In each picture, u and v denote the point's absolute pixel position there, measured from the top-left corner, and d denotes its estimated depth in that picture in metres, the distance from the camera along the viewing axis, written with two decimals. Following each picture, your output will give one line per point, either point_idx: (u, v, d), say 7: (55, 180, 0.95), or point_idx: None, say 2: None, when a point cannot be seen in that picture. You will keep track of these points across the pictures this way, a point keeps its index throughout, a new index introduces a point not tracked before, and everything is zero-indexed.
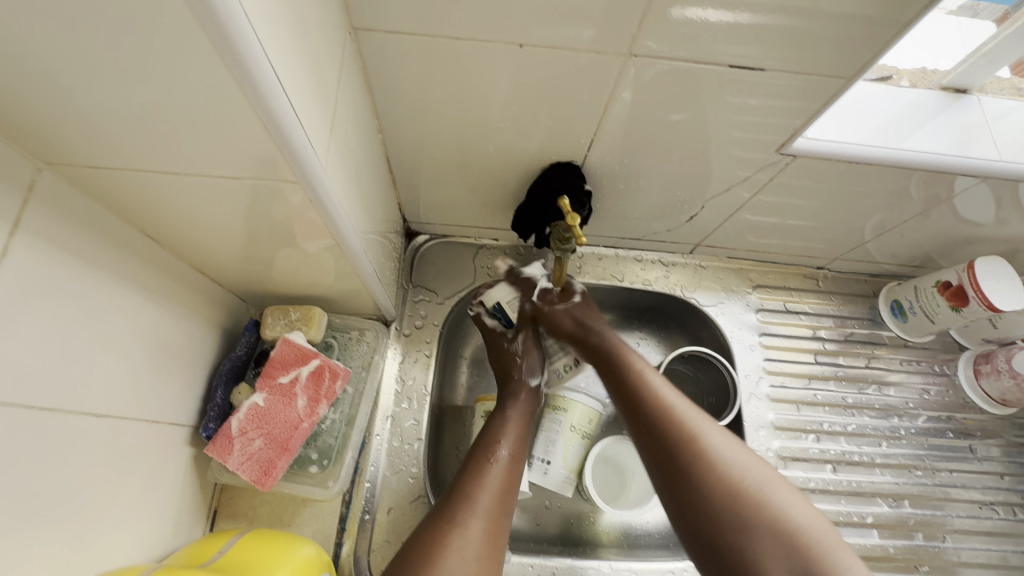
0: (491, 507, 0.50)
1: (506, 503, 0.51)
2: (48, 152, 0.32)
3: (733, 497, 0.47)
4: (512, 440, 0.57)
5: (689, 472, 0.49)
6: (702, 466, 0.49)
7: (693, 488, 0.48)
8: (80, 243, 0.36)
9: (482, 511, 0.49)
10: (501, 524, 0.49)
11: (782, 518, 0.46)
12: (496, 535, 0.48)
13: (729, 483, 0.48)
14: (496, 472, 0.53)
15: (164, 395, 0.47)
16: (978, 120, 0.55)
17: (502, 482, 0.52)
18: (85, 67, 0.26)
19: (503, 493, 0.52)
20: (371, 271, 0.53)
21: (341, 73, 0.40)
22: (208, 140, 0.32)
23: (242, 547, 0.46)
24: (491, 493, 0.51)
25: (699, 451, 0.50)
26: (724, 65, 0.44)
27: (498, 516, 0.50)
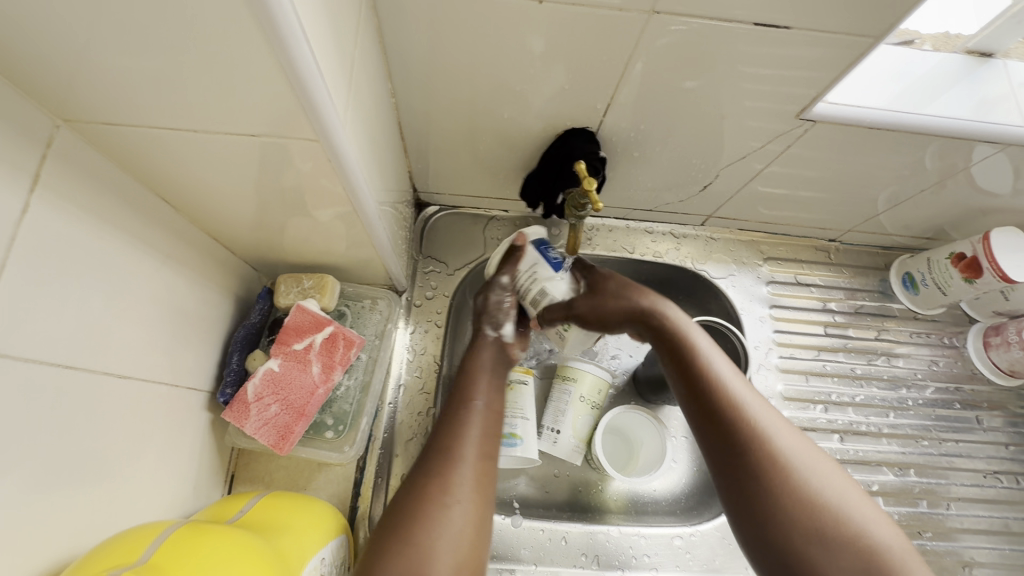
0: (475, 455, 0.46)
1: (488, 448, 0.48)
2: (63, 108, 0.31)
3: (766, 451, 0.44)
4: (488, 393, 0.52)
5: (725, 423, 0.46)
6: (740, 420, 0.46)
7: (727, 439, 0.46)
8: (97, 204, 0.36)
9: (464, 468, 0.45)
10: (487, 473, 0.46)
11: (815, 478, 0.43)
12: (484, 479, 0.45)
13: (765, 440, 0.45)
14: (475, 423, 0.49)
15: (180, 361, 0.47)
16: (1004, 85, 0.54)
17: (483, 431, 0.48)
18: (97, 12, 0.25)
19: (485, 442, 0.48)
20: (384, 239, 0.52)
21: (358, 31, 0.39)
22: (223, 93, 0.31)
23: (263, 508, 0.46)
24: (471, 443, 0.47)
25: (738, 407, 0.46)
26: (748, 25, 0.43)
27: (482, 464, 0.46)
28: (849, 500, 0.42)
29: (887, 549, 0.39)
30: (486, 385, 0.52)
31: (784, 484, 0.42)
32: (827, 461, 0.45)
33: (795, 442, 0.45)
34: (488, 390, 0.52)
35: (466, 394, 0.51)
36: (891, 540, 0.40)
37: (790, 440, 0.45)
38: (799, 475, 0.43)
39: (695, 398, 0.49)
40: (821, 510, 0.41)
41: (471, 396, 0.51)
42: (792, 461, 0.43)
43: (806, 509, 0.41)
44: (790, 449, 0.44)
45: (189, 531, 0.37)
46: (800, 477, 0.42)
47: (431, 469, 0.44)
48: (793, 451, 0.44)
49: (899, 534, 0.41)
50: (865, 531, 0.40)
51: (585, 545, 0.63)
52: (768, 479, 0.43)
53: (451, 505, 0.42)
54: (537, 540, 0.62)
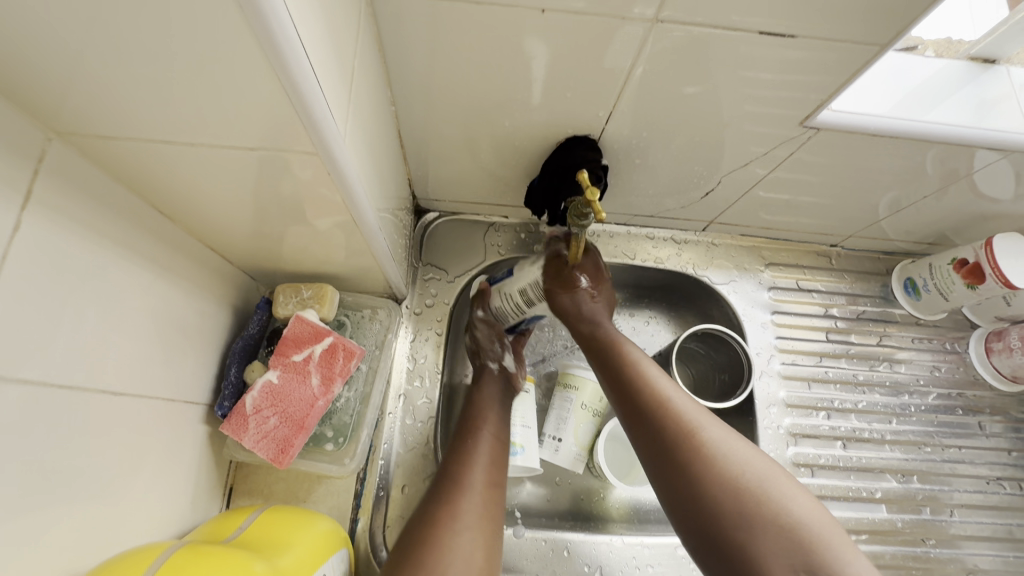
0: (482, 482, 0.50)
1: (495, 477, 0.51)
2: (57, 121, 0.31)
3: (692, 445, 0.47)
4: (495, 423, 0.56)
5: (660, 423, 0.50)
6: (671, 420, 0.49)
7: (661, 440, 0.49)
8: (91, 217, 0.35)
9: (471, 491, 0.48)
10: (495, 502, 0.49)
11: (728, 461, 0.46)
12: (489, 506, 0.48)
13: (693, 434, 0.48)
14: (483, 450, 0.53)
15: (177, 373, 0.46)
16: (1006, 92, 0.53)
17: (490, 461, 0.52)
18: (91, 26, 0.24)
19: (493, 474, 0.51)
20: (384, 248, 0.52)
21: (357, 41, 0.38)
22: (220, 106, 0.30)
23: (264, 526, 0.45)
24: (476, 475, 0.50)
25: (667, 408, 0.50)
26: (753, 32, 0.42)
27: (489, 492, 0.49)
28: (773, 483, 0.45)
29: (811, 525, 0.42)
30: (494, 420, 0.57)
31: (713, 474, 0.45)
32: (751, 448, 0.48)
33: (719, 432, 0.48)
34: (496, 425, 0.56)
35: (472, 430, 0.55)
36: (816, 518, 0.43)
37: (715, 431, 0.48)
38: (722, 463, 0.46)
39: (632, 407, 0.52)
40: (747, 498, 0.44)
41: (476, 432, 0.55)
42: (717, 449, 0.47)
43: (735, 496, 0.44)
44: (714, 439, 0.47)
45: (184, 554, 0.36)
46: (726, 464, 0.46)
47: (442, 499, 0.47)
48: (719, 441, 0.47)
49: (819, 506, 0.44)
50: (789, 508, 0.43)
51: (587, 555, 0.62)
52: (698, 473, 0.46)
53: (457, 530, 0.45)
54: (539, 550, 0.62)
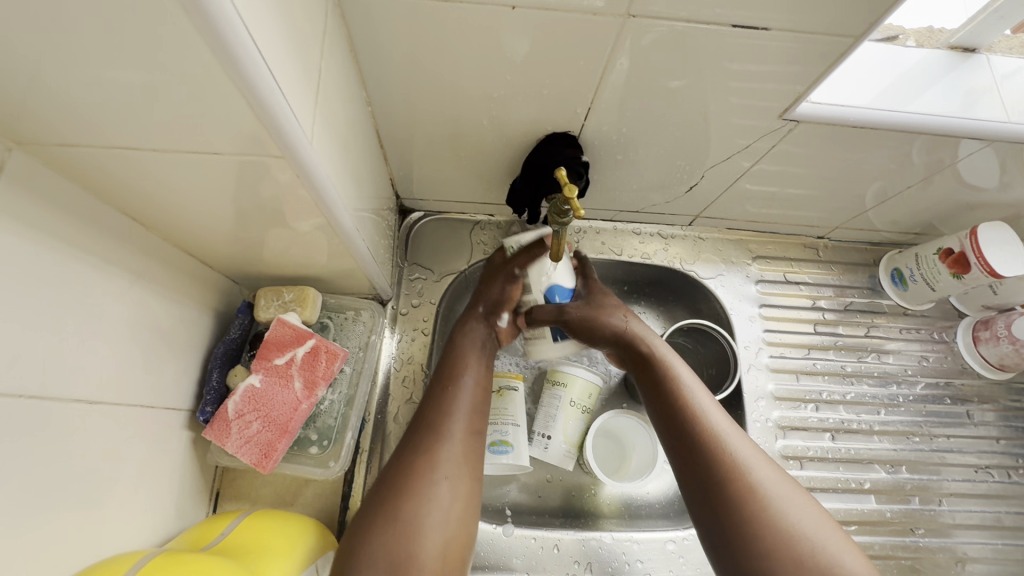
0: (462, 430, 0.51)
1: (476, 425, 0.52)
2: (17, 130, 0.30)
3: (747, 488, 0.46)
4: (478, 365, 0.56)
5: (710, 462, 0.48)
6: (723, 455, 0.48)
7: (707, 475, 0.47)
8: (61, 226, 0.35)
9: (451, 436, 0.50)
10: (472, 448, 0.51)
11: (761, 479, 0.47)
12: (468, 457, 0.50)
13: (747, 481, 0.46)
14: (464, 398, 0.53)
15: (158, 381, 0.46)
16: (985, 81, 0.53)
17: (471, 409, 0.53)
18: (45, 33, 0.24)
19: (469, 426, 0.52)
20: (364, 249, 0.52)
21: (326, 40, 0.38)
22: (183, 111, 0.30)
23: (259, 532, 0.45)
24: (460, 419, 0.51)
25: (719, 442, 0.49)
26: (727, 25, 0.42)
27: (467, 443, 0.50)
28: (826, 537, 0.44)
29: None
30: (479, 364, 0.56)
31: (762, 520, 0.44)
32: (802, 496, 0.47)
33: (773, 474, 0.47)
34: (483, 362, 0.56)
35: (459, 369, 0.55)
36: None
37: (768, 474, 0.47)
38: (779, 513, 0.44)
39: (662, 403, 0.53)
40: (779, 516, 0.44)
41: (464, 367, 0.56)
42: (770, 497, 0.45)
43: (790, 549, 0.43)
44: (767, 481, 0.46)
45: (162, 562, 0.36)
46: (778, 512, 0.44)
47: (421, 445, 0.49)
48: (771, 485, 0.46)
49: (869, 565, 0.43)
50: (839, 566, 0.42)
51: (577, 552, 0.62)
52: (747, 521, 0.44)
53: (435, 482, 0.47)
54: (528, 548, 0.62)
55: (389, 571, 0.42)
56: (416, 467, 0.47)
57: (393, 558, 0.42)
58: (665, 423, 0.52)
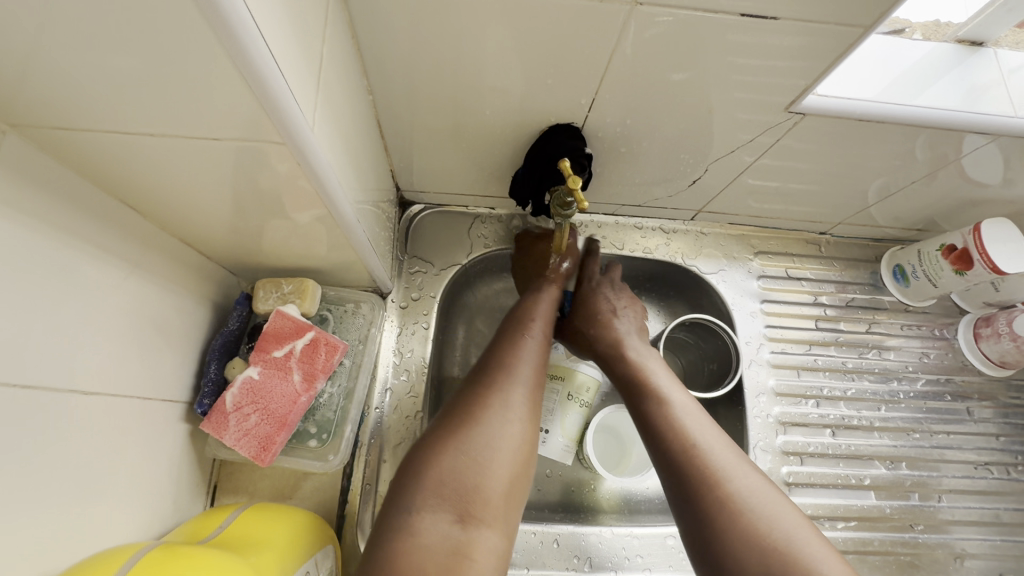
0: (529, 378, 0.52)
1: (541, 378, 0.54)
2: (9, 112, 0.30)
3: (725, 498, 0.46)
4: (543, 322, 0.59)
5: (689, 472, 0.48)
6: (700, 466, 0.48)
7: (686, 487, 0.48)
8: (55, 212, 0.34)
9: (522, 380, 0.51)
10: (536, 398, 0.51)
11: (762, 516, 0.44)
12: (534, 404, 0.51)
13: (724, 491, 0.46)
14: (531, 347, 0.55)
15: (154, 373, 0.46)
16: (993, 75, 0.53)
17: (539, 359, 0.55)
18: (35, 11, 0.23)
19: (537, 371, 0.54)
20: (365, 241, 0.51)
21: (327, 26, 0.37)
22: (179, 95, 0.29)
23: (267, 529, 0.45)
24: (529, 364, 0.53)
25: (697, 452, 0.49)
26: (735, 15, 0.41)
27: (534, 389, 0.52)
28: (809, 543, 0.43)
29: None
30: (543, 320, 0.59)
31: (742, 530, 0.44)
32: (785, 502, 0.46)
33: (755, 483, 0.47)
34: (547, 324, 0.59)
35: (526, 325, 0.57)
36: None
37: (749, 483, 0.47)
38: (757, 522, 0.44)
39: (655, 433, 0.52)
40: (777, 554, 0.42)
41: (528, 325, 0.58)
42: (750, 507, 0.45)
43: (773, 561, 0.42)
44: (747, 491, 0.46)
45: (165, 556, 0.36)
46: (758, 522, 0.44)
47: (489, 384, 0.50)
48: (749, 493, 0.46)
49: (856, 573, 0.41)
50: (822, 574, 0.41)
51: (577, 547, 0.62)
52: (727, 532, 0.44)
53: (503, 418, 0.47)
54: (528, 543, 0.62)
55: (450, 501, 0.42)
56: (485, 404, 0.48)
57: (455, 486, 0.43)
58: (648, 435, 0.53)
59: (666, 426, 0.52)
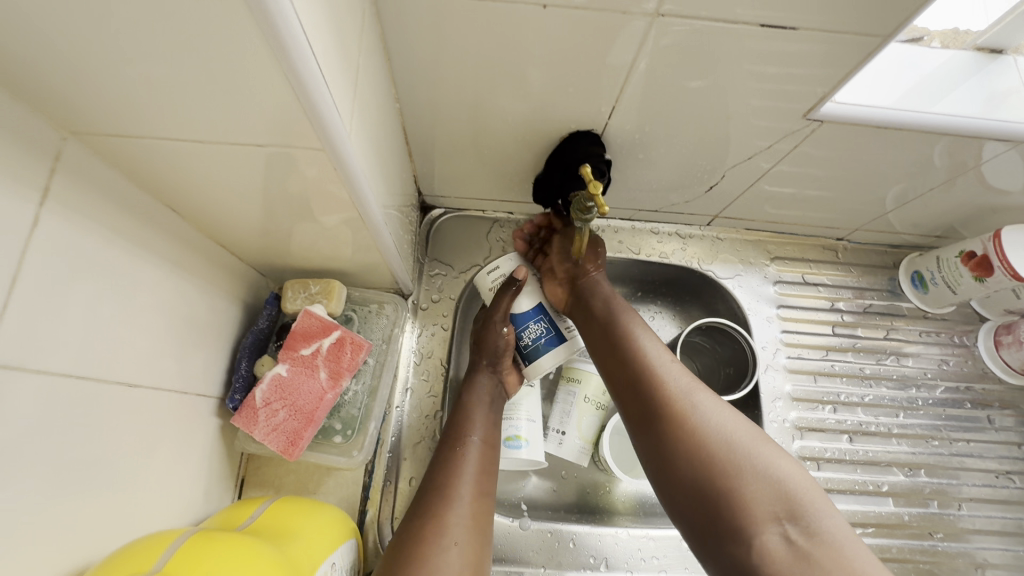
0: (468, 497, 0.50)
1: (484, 487, 0.52)
2: (71, 119, 0.32)
3: (680, 412, 0.48)
4: (482, 425, 0.57)
5: (649, 396, 0.51)
6: (656, 387, 0.50)
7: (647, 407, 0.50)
8: (106, 213, 0.36)
9: (459, 502, 0.50)
10: (481, 516, 0.50)
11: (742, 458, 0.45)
12: (478, 518, 0.49)
13: (679, 405, 0.49)
14: (468, 460, 0.53)
15: (189, 368, 0.48)
16: (1014, 81, 0.53)
17: (478, 468, 0.53)
18: (103, 27, 0.25)
19: (479, 485, 0.52)
20: (390, 244, 0.53)
21: (361, 38, 0.39)
22: (226, 104, 0.31)
23: (303, 516, 0.47)
24: (466, 482, 0.51)
25: (654, 376, 0.51)
26: (753, 25, 0.42)
27: (476, 504, 0.50)
28: (757, 443, 0.46)
29: (789, 488, 0.44)
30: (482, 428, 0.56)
31: (698, 440, 0.47)
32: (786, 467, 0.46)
33: (707, 396, 0.50)
34: (484, 428, 0.56)
35: (461, 434, 0.55)
36: (794, 478, 0.44)
37: (701, 396, 0.49)
38: (709, 430, 0.47)
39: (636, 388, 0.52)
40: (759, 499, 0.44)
41: (466, 436, 0.56)
42: (702, 416, 0.48)
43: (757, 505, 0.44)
44: (701, 404, 0.49)
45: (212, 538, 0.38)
46: (711, 430, 0.47)
47: (429, 513, 0.48)
48: (702, 406, 0.48)
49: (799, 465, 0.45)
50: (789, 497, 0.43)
51: (593, 548, 0.63)
52: (685, 441, 0.47)
53: (442, 548, 0.46)
54: (544, 542, 0.62)
55: None
56: (422, 540, 0.46)
57: None
58: (619, 384, 0.54)
59: (626, 357, 0.54)
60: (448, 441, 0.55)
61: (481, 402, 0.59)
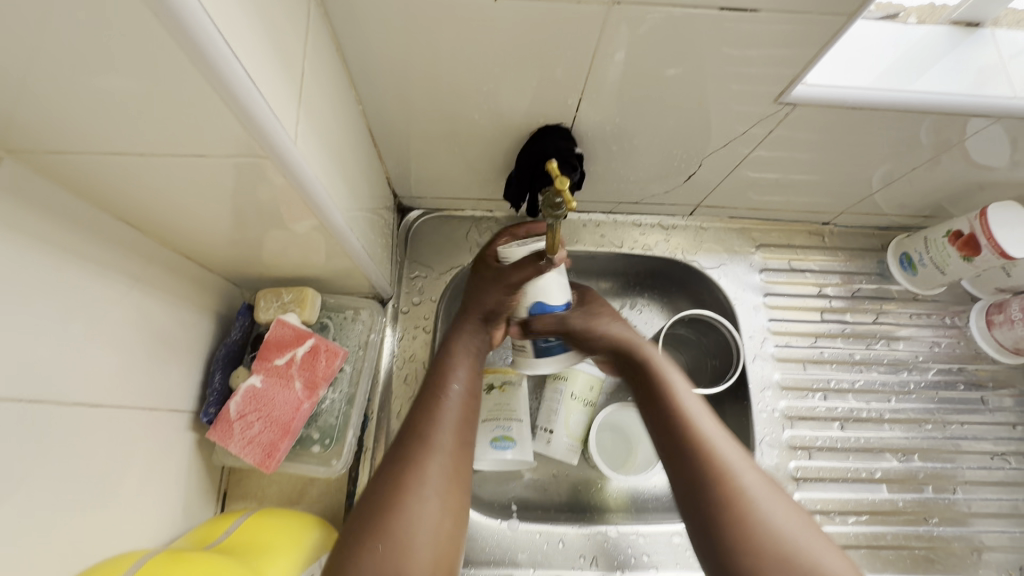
0: (450, 443, 0.48)
1: (465, 435, 0.50)
2: (6, 138, 0.31)
3: (733, 494, 0.44)
4: (466, 377, 0.53)
5: (698, 469, 0.47)
6: (706, 458, 0.47)
7: (691, 477, 0.47)
8: (54, 232, 0.36)
9: (440, 447, 0.47)
10: (462, 462, 0.48)
11: (730, 463, 0.46)
12: (457, 469, 0.47)
13: (704, 441, 0.48)
14: (449, 407, 0.50)
15: (160, 384, 0.47)
16: (991, 55, 0.52)
17: (459, 418, 0.50)
18: (21, 42, 0.24)
19: (463, 426, 0.50)
20: (360, 249, 0.52)
21: (307, 41, 0.38)
22: (161, 115, 0.30)
23: (281, 526, 0.47)
24: (446, 428, 0.49)
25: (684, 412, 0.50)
26: (714, 8, 0.41)
27: (457, 452, 0.48)
28: (777, 500, 0.45)
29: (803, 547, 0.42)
30: (466, 372, 0.54)
31: (755, 531, 0.42)
32: (773, 486, 0.46)
33: (759, 479, 0.46)
34: (466, 378, 0.53)
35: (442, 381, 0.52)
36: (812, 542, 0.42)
37: (754, 480, 0.46)
38: (768, 522, 0.43)
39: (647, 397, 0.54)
40: (744, 500, 0.44)
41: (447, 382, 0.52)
42: (758, 504, 0.44)
43: (740, 509, 0.44)
44: (754, 488, 0.45)
45: (209, 561, 0.39)
46: (765, 518, 0.43)
47: (409, 456, 0.46)
48: (734, 462, 0.46)
49: (833, 545, 0.43)
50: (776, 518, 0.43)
51: (584, 546, 0.62)
52: (731, 519, 0.43)
53: (422, 498, 0.44)
54: (534, 543, 0.62)
55: None
56: (400, 485, 0.44)
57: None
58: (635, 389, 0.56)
59: (678, 421, 0.50)
60: (430, 384, 0.52)
61: (465, 349, 0.56)
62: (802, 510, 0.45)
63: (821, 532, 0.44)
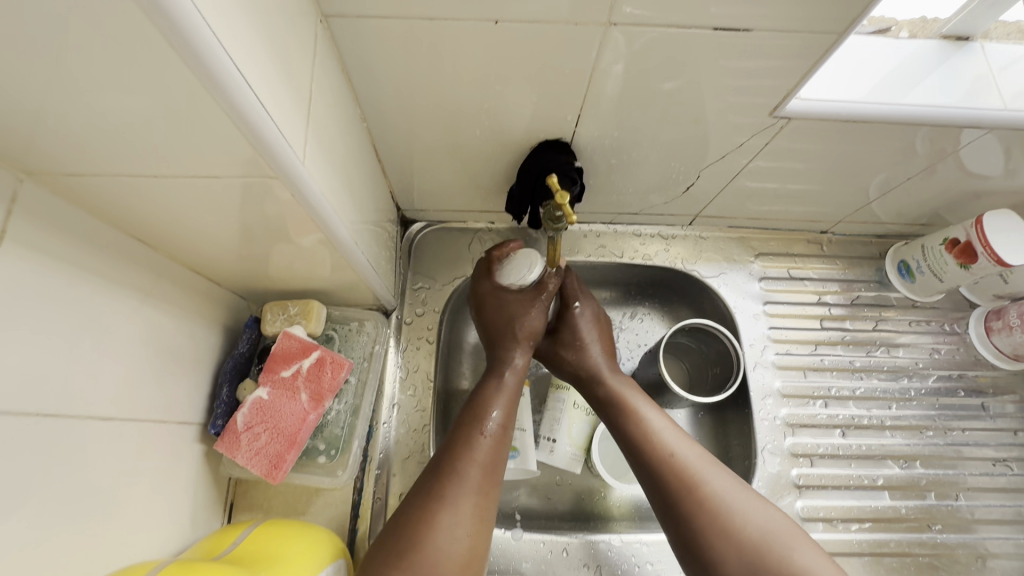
0: (480, 482, 0.49)
1: (495, 474, 0.50)
2: (26, 162, 0.32)
3: (705, 505, 0.48)
4: (502, 411, 0.54)
5: (666, 482, 0.50)
6: (673, 472, 0.50)
7: (664, 492, 0.50)
8: (70, 251, 0.37)
9: (470, 487, 0.48)
10: (490, 500, 0.49)
11: (694, 470, 0.50)
12: (484, 508, 0.48)
13: (664, 452, 0.52)
14: (483, 446, 0.51)
15: (169, 397, 0.48)
16: (982, 66, 0.53)
17: (491, 457, 0.51)
18: (44, 72, 0.26)
19: (493, 467, 0.51)
20: (365, 263, 0.53)
21: (314, 63, 0.39)
22: (174, 138, 0.31)
23: (290, 536, 0.48)
24: (479, 467, 0.49)
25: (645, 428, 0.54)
26: (708, 26, 0.42)
27: (487, 492, 0.49)
28: (744, 499, 0.48)
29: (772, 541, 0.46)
30: (501, 409, 0.54)
31: (727, 533, 0.46)
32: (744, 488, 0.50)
33: (727, 482, 0.49)
34: (502, 414, 0.54)
35: (478, 415, 0.53)
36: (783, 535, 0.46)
37: (720, 483, 0.49)
38: (738, 523, 0.47)
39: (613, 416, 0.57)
40: (709, 505, 0.48)
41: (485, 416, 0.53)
42: (723, 505, 0.48)
43: (709, 515, 0.47)
44: (720, 492, 0.49)
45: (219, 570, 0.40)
46: (732, 519, 0.47)
47: (435, 493, 0.47)
48: (697, 467, 0.51)
49: (811, 540, 0.47)
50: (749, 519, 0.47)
51: (587, 555, 0.62)
52: (705, 527, 0.47)
53: (450, 537, 0.45)
54: (537, 552, 0.62)
55: None
56: (426, 522, 0.45)
57: None
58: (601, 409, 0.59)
59: (642, 438, 0.53)
60: (463, 420, 0.53)
61: (499, 387, 0.56)
62: (771, 504, 0.49)
63: (799, 529, 0.47)
